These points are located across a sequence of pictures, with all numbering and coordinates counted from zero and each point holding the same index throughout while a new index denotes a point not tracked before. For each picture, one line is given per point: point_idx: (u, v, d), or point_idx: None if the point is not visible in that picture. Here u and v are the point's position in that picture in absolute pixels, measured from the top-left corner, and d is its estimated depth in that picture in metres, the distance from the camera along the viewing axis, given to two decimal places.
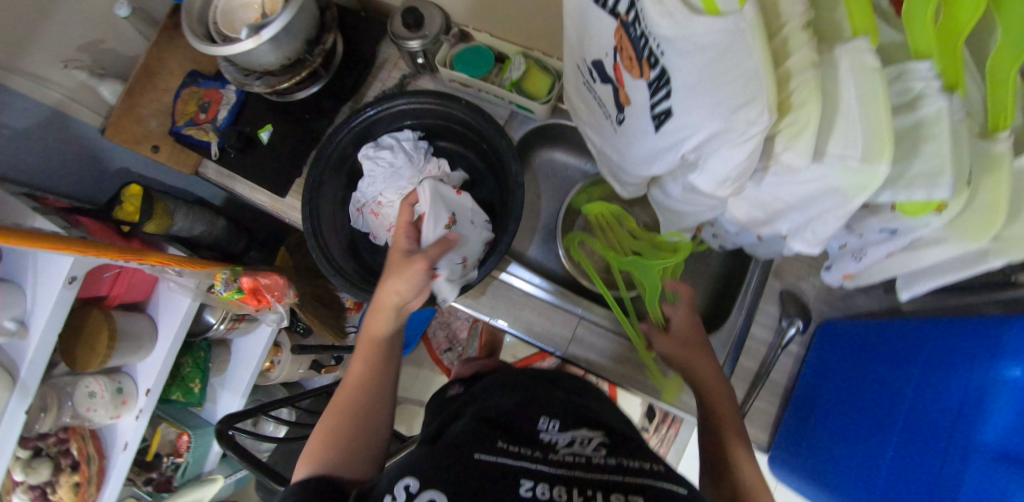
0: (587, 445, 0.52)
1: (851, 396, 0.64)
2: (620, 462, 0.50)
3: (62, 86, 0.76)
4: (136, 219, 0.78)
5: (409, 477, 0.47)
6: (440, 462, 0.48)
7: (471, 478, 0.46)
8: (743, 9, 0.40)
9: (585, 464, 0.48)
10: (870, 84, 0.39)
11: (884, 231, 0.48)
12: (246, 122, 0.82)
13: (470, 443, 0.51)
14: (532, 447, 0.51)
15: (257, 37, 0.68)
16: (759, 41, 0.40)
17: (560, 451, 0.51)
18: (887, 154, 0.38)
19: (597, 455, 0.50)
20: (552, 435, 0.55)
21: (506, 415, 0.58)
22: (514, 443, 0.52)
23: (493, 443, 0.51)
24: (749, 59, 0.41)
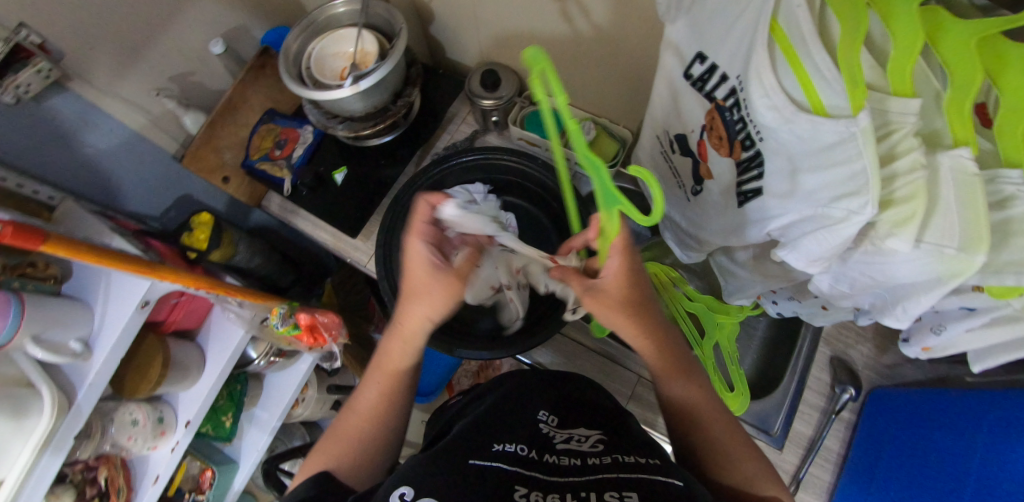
0: (581, 445, 0.53)
1: (911, 464, 0.68)
2: (613, 460, 0.50)
3: (149, 112, 0.78)
4: (204, 247, 0.79)
5: (404, 487, 0.45)
6: (436, 469, 0.47)
7: (466, 483, 0.45)
8: (855, 116, 0.45)
9: (580, 466, 0.49)
10: (971, 188, 0.44)
11: (962, 307, 0.52)
12: (320, 161, 0.85)
13: (466, 449, 0.51)
14: (526, 451, 0.51)
15: (354, 86, 0.72)
16: (871, 145, 0.44)
17: (556, 453, 0.51)
18: (983, 246, 0.43)
19: (590, 456, 0.50)
20: (549, 432, 0.56)
21: (501, 417, 0.58)
22: (510, 445, 0.52)
23: (488, 447, 0.51)
24: (858, 158, 0.45)
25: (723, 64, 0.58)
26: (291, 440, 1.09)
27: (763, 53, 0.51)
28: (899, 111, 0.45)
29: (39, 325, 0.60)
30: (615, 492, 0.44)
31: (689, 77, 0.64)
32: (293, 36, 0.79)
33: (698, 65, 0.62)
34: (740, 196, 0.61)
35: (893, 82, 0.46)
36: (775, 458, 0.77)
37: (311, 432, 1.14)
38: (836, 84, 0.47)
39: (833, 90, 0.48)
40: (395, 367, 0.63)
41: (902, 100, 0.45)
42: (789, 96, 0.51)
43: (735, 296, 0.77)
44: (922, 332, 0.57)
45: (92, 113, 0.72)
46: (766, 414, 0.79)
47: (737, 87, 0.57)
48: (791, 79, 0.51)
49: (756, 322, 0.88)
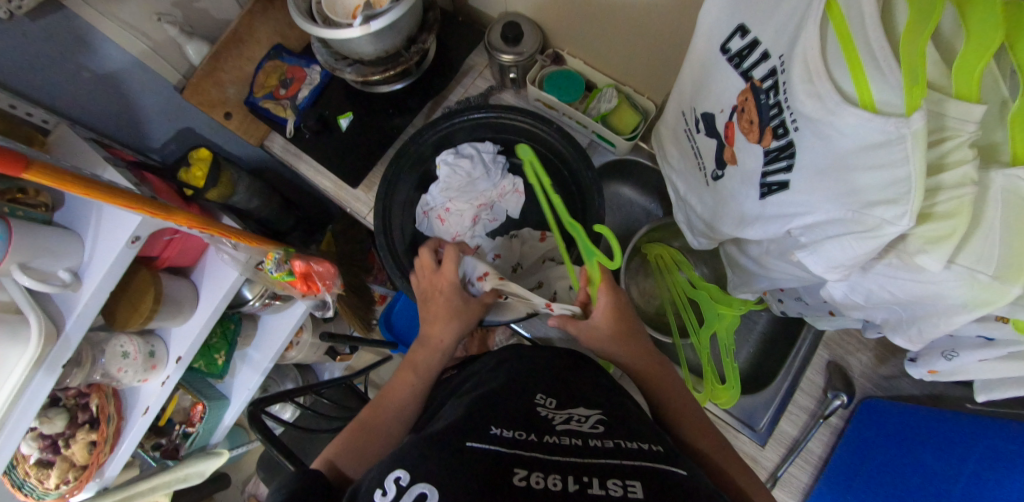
0: (581, 426, 0.53)
1: (896, 478, 0.69)
2: (615, 444, 0.50)
3: (149, 37, 0.74)
4: (201, 185, 0.76)
5: (400, 470, 0.46)
6: (432, 455, 0.47)
7: (467, 468, 0.45)
8: (908, 116, 0.40)
9: (580, 448, 0.49)
10: (1021, 211, 0.40)
11: (980, 336, 0.48)
12: (326, 105, 0.81)
13: (462, 432, 0.50)
14: (525, 433, 0.51)
15: (366, 27, 0.67)
16: (920, 151, 0.40)
17: (555, 434, 0.50)
18: (1022, 277, 0.40)
19: (591, 438, 0.50)
20: (547, 414, 0.55)
21: (497, 399, 0.57)
22: (508, 429, 0.51)
23: (485, 430, 0.50)
24: (903, 164, 0.41)
25: (767, 41, 0.53)
26: (282, 381, 1.11)
27: (814, 33, 0.47)
28: (958, 117, 0.40)
29: (27, 253, 0.59)
30: (617, 480, 0.44)
31: (727, 52, 0.58)
32: None
33: (738, 39, 0.57)
34: (762, 187, 0.57)
35: (956, 83, 0.40)
36: (756, 454, 0.77)
37: (303, 375, 1.16)
38: (892, 77, 0.42)
39: (887, 84, 0.43)
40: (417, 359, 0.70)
41: (964, 105, 0.40)
42: (836, 86, 0.46)
43: (742, 289, 0.74)
44: (932, 356, 0.54)
45: (89, 34, 0.68)
46: (754, 409, 0.78)
47: (779, 68, 0.52)
48: (841, 66, 0.46)
49: (759, 316, 0.86)
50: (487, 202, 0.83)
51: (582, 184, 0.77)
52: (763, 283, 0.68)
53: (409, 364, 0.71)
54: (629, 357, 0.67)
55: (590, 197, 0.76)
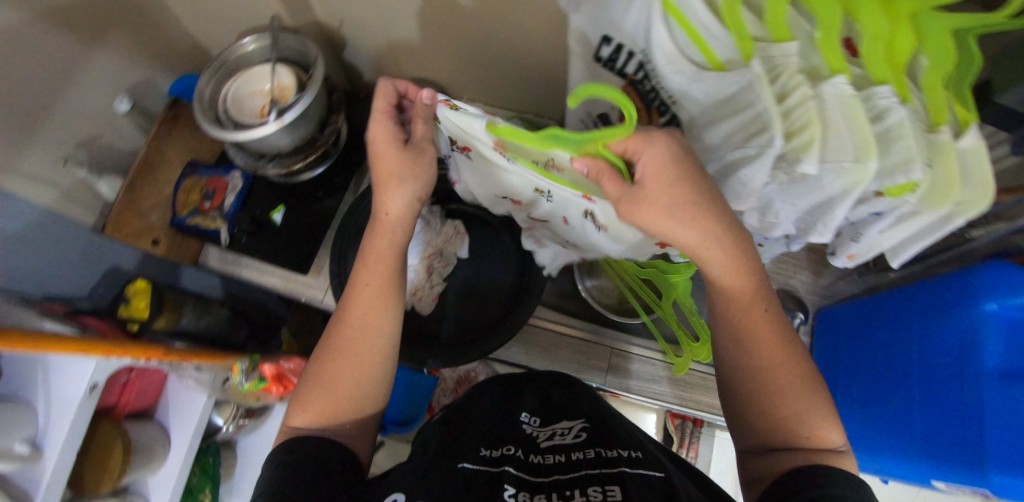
0: (565, 438, 0.59)
1: (860, 366, 0.78)
2: (596, 454, 0.54)
3: (59, 185, 0.73)
4: (146, 315, 0.74)
5: (397, 493, 0.49)
6: (428, 479, 0.51)
7: (459, 483, 0.50)
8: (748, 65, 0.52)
9: (563, 464, 0.54)
10: (852, 106, 0.51)
11: (871, 214, 0.59)
12: (255, 205, 0.83)
13: (454, 455, 0.55)
14: (513, 449, 0.56)
15: (281, 119, 0.71)
16: (767, 88, 0.51)
17: (540, 453, 0.56)
18: (872, 153, 0.50)
19: (573, 452, 0.55)
20: (532, 432, 0.61)
21: (485, 422, 0.62)
22: (496, 448, 0.56)
23: (474, 452, 0.55)
24: (759, 101, 0.51)
25: (626, 42, 0.63)
26: None
27: (660, 23, 0.55)
28: (781, 54, 0.52)
29: None
30: (598, 486, 0.49)
31: (600, 60, 0.67)
32: (204, 79, 0.76)
33: (606, 47, 0.65)
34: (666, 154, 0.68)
35: (771, 29, 0.52)
36: None
37: None
38: (724, 39, 0.54)
39: (723, 45, 0.54)
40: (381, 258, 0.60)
41: (781, 45, 0.52)
42: (689, 59, 0.56)
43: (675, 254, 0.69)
44: (844, 242, 0.64)
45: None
46: None
47: (643, 59, 0.62)
48: (689, 44, 0.56)
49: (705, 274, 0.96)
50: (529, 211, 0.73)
51: None
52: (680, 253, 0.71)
53: (365, 269, 0.61)
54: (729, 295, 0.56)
55: None
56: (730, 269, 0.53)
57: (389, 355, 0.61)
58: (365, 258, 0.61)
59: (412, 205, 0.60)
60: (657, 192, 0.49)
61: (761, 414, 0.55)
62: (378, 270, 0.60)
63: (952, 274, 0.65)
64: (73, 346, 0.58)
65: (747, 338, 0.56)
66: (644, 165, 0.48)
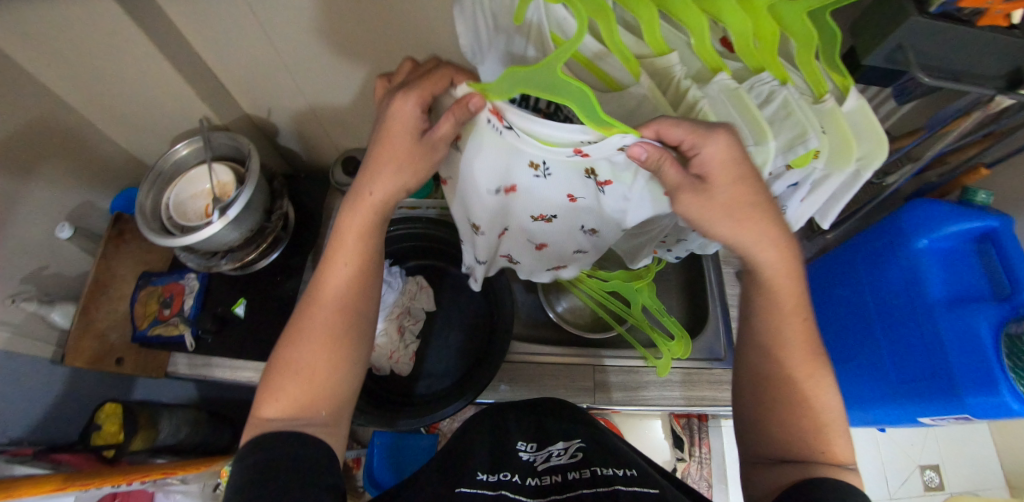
0: (561, 459, 0.62)
1: (827, 329, 0.81)
2: (591, 474, 0.57)
3: (10, 323, 0.72)
4: (121, 439, 0.73)
5: None
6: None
7: None
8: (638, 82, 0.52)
9: (561, 486, 0.58)
10: (739, 97, 0.55)
11: (789, 186, 0.63)
12: (216, 302, 0.84)
13: (453, 478, 0.57)
14: (510, 474, 0.59)
15: (225, 217, 0.73)
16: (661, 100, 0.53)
17: (537, 476, 0.60)
18: (768, 134, 0.54)
19: (569, 473, 0.59)
20: (529, 456, 0.63)
21: (484, 445, 0.65)
22: (494, 473, 0.59)
23: (472, 477, 0.58)
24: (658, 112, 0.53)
25: None
26: None
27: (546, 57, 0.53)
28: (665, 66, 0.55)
29: None
30: None
31: None
32: (143, 192, 0.77)
33: None
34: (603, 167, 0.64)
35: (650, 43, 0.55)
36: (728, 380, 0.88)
37: None
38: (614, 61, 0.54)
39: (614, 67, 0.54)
40: (359, 229, 0.55)
41: (663, 57, 0.55)
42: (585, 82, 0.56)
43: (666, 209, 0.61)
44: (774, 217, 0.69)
45: None
46: (710, 345, 0.90)
47: None
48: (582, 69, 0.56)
49: (668, 273, 0.99)
50: (508, 205, 0.64)
51: None
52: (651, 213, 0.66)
53: (340, 241, 0.55)
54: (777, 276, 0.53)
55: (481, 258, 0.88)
56: (781, 261, 0.53)
57: (361, 333, 0.56)
58: (341, 228, 0.55)
59: (398, 197, 0.55)
60: (722, 185, 0.48)
61: (780, 425, 0.54)
62: (354, 245, 0.55)
63: (882, 223, 0.71)
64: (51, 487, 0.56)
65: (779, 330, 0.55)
66: (708, 155, 0.46)
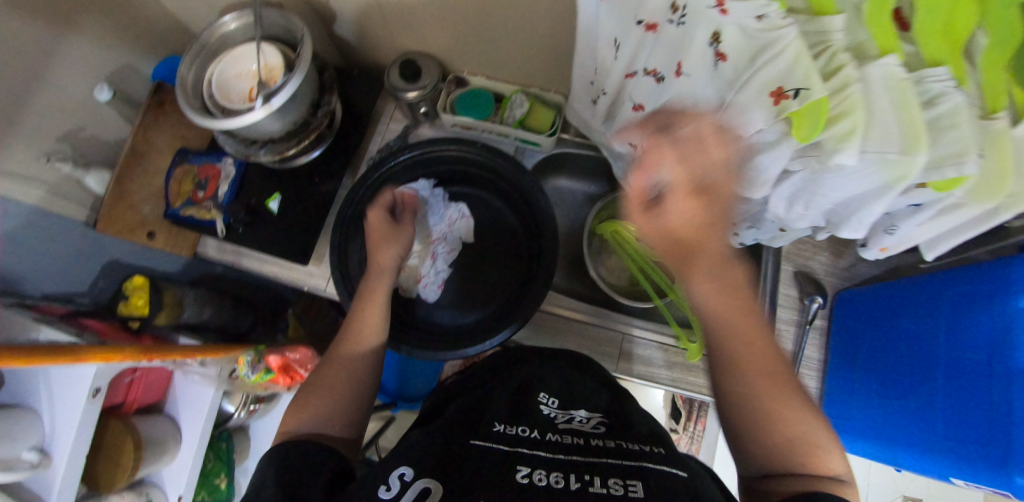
0: (583, 425, 0.58)
1: (885, 354, 0.75)
2: (616, 445, 0.53)
3: (44, 182, 0.71)
4: (147, 312, 0.73)
5: (404, 467, 0.48)
6: (438, 456, 0.50)
7: (464, 460, 0.49)
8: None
9: (580, 447, 0.52)
10: (902, 89, 0.45)
11: (910, 205, 0.54)
12: (251, 194, 0.80)
13: (466, 431, 0.54)
14: (528, 430, 0.55)
15: (268, 105, 0.66)
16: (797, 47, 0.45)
17: (557, 433, 0.55)
18: (923, 145, 0.45)
19: (592, 438, 0.54)
20: (550, 415, 0.60)
21: (505, 402, 0.61)
22: (510, 425, 0.56)
23: (487, 429, 0.54)
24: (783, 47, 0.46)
25: None
26: None
27: None
28: (822, 27, 0.46)
29: None
30: (619, 479, 0.46)
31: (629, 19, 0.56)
32: (185, 64, 0.71)
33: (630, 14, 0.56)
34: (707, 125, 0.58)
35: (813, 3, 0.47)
36: None
37: None
38: None
39: None
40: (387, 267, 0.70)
41: (825, 18, 0.46)
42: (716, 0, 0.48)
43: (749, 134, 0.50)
44: (878, 235, 0.60)
45: None
46: None
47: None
48: None
49: (721, 255, 0.93)
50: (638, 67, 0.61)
51: (521, 187, 0.81)
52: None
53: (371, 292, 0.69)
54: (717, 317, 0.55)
55: (534, 197, 0.79)
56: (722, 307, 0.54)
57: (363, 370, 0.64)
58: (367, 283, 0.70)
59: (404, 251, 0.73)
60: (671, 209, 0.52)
61: (762, 447, 0.52)
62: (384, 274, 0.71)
63: (990, 262, 0.61)
64: (66, 355, 0.55)
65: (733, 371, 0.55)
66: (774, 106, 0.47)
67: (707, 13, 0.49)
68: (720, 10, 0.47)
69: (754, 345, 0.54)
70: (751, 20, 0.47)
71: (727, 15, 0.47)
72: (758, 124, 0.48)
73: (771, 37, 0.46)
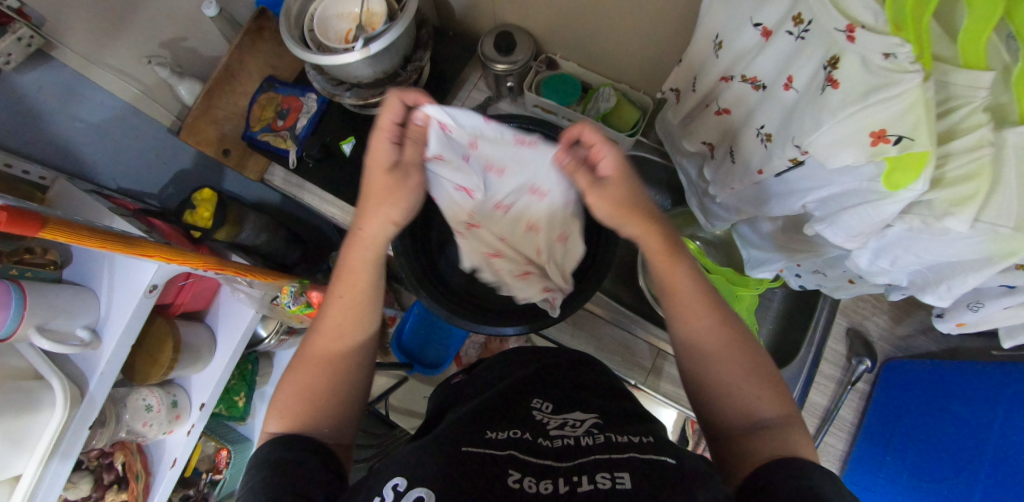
0: (575, 430, 0.53)
1: (928, 434, 0.72)
2: (606, 440, 0.51)
3: (141, 82, 0.74)
4: (209, 225, 0.76)
5: (398, 477, 0.47)
6: (430, 459, 0.48)
7: (454, 470, 0.47)
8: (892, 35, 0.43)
9: (576, 449, 0.50)
10: None
11: (1002, 286, 0.51)
12: (326, 132, 0.81)
13: (461, 437, 0.52)
14: (520, 433, 0.53)
15: (365, 50, 0.66)
16: (917, 99, 0.42)
17: (548, 439, 0.52)
18: None
19: (583, 438, 0.52)
20: (543, 418, 0.57)
21: (499, 405, 0.59)
22: (502, 431, 0.53)
23: (481, 436, 0.52)
24: (895, 96, 0.43)
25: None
26: None
27: None
28: (966, 84, 0.42)
29: (43, 315, 0.56)
30: (606, 472, 0.46)
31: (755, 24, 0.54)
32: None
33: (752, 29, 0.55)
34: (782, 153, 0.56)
35: (964, 53, 0.43)
36: None
37: None
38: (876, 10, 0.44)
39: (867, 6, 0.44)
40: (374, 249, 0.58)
41: (972, 73, 0.42)
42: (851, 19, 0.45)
43: (832, 165, 0.48)
44: (958, 309, 0.56)
45: (79, 84, 0.67)
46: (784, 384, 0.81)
47: (801, 14, 0.49)
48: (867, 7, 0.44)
49: (774, 293, 0.90)
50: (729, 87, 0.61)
51: None
52: (827, 189, 0.53)
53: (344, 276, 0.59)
54: (714, 345, 0.57)
55: None
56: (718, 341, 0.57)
57: (353, 370, 0.58)
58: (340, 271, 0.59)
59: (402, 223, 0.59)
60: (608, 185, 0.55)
61: (759, 445, 0.51)
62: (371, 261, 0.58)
63: None
64: (129, 247, 0.57)
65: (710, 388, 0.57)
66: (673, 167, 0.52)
67: (832, 35, 0.46)
68: (848, 36, 0.45)
69: (739, 361, 0.56)
70: (877, 55, 0.43)
71: (853, 44, 0.45)
72: (848, 160, 0.47)
73: (894, 78, 0.43)
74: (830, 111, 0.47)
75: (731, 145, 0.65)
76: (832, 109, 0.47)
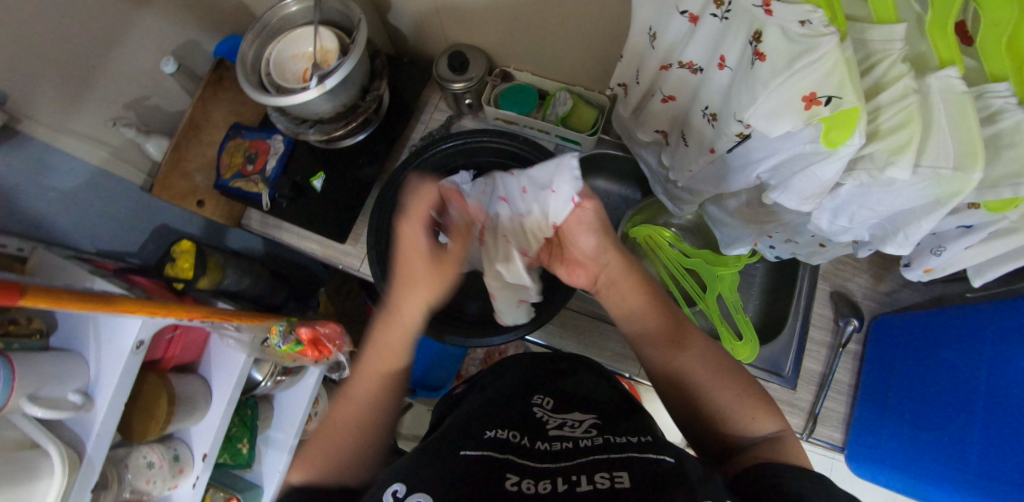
0: (574, 430, 0.53)
1: (922, 386, 0.72)
2: (605, 441, 0.50)
3: (108, 144, 0.76)
4: (191, 275, 0.76)
5: (398, 483, 0.46)
6: (425, 464, 0.48)
7: (452, 473, 0.46)
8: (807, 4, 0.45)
9: (571, 450, 0.49)
10: (959, 103, 0.45)
11: (959, 226, 0.53)
12: (297, 170, 0.83)
13: (459, 440, 0.51)
14: (520, 436, 0.52)
15: (322, 85, 0.68)
16: (836, 60, 0.44)
17: (547, 441, 0.52)
18: (979, 161, 0.44)
19: (582, 439, 0.51)
20: (543, 417, 0.57)
21: (496, 406, 0.58)
22: (501, 431, 0.53)
23: (478, 435, 0.52)
24: (817, 60, 0.45)
25: None
26: None
27: None
28: (882, 38, 0.45)
29: (33, 383, 0.57)
30: (605, 472, 0.45)
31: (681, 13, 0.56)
32: (247, 42, 0.74)
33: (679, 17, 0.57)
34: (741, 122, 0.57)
35: (875, 9, 0.45)
36: (791, 398, 0.80)
37: None
38: None
39: None
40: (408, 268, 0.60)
41: (885, 28, 0.45)
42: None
43: (773, 134, 0.50)
44: (923, 255, 0.58)
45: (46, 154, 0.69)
46: (777, 356, 0.82)
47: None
48: None
49: (755, 269, 0.91)
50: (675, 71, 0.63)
51: None
52: (776, 157, 0.55)
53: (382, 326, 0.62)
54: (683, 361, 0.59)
55: None
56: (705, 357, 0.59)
57: (383, 413, 0.61)
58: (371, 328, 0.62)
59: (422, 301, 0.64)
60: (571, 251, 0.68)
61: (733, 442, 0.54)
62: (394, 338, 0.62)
63: None
64: (111, 304, 0.58)
65: (701, 395, 0.58)
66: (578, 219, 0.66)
67: (752, 11, 0.49)
68: (766, 10, 0.47)
69: (717, 374, 0.58)
70: (794, 24, 0.46)
71: (772, 16, 0.47)
72: (789, 126, 0.49)
73: (814, 42, 0.45)
74: (763, 83, 0.49)
75: (682, 130, 0.68)
76: (765, 80, 0.49)
